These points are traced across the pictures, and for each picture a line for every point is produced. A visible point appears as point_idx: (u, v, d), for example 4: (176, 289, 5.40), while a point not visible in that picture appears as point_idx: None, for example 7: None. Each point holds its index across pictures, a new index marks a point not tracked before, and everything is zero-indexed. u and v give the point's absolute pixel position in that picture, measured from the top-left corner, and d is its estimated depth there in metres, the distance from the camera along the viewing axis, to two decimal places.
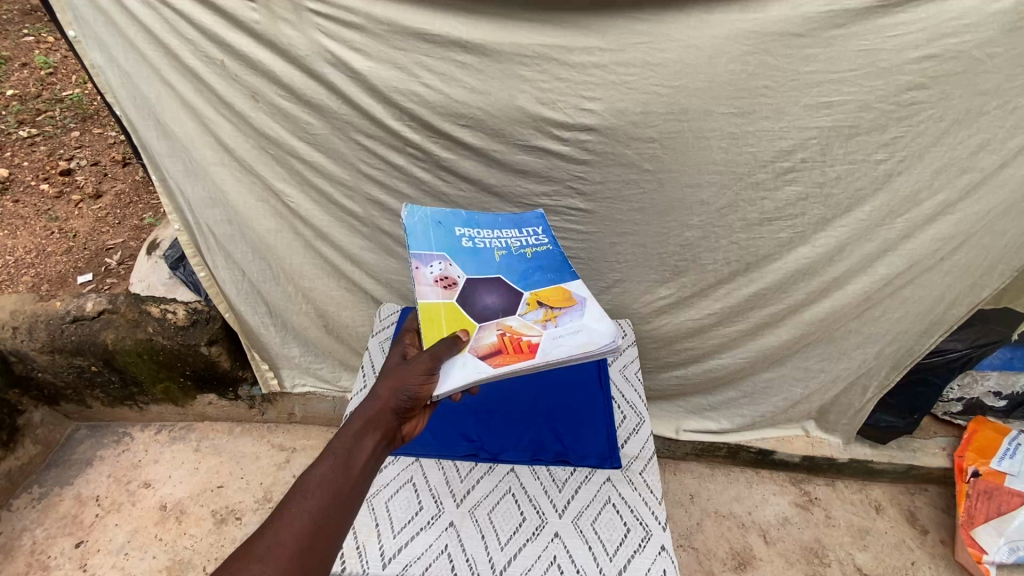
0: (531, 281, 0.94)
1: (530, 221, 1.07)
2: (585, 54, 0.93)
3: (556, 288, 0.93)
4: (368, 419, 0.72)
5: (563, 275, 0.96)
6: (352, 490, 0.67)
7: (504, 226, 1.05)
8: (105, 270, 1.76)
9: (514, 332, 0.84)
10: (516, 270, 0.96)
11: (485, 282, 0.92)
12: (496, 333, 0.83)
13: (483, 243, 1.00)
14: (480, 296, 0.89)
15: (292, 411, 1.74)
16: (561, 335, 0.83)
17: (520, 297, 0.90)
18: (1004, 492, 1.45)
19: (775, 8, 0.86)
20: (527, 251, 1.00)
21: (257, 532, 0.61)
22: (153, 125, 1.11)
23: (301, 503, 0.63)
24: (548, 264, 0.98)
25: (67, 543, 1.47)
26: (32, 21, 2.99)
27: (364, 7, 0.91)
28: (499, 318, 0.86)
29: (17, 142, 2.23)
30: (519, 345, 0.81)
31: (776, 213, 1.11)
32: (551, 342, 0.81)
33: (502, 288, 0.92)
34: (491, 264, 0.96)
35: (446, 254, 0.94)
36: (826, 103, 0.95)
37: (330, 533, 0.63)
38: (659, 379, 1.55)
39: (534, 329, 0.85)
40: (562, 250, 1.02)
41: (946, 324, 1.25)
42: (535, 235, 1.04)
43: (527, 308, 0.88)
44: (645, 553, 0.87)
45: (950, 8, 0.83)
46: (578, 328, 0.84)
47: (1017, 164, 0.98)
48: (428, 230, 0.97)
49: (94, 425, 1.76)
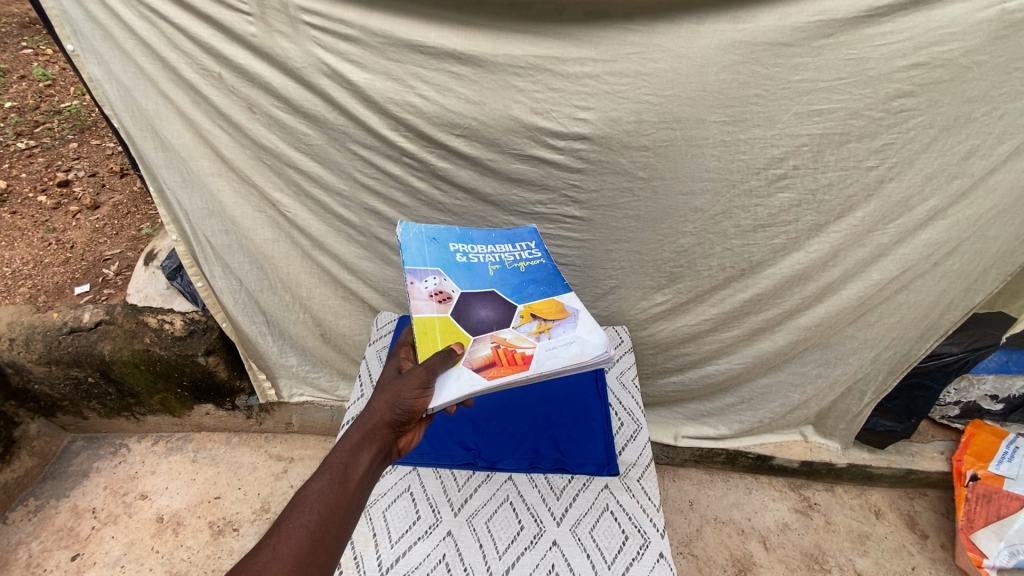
0: (525, 293, 0.95)
1: (523, 235, 1.08)
2: (577, 64, 0.94)
3: (550, 301, 0.94)
4: (364, 431, 0.72)
5: (557, 287, 0.97)
6: (350, 502, 0.66)
7: (498, 240, 1.06)
8: (103, 280, 1.75)
9: (508, 344, 0.84)
10: (510, 284, 0.96)
11: (479, 296, 0.93)
12: (491, 346, 0.84)
13: (477, 258, 1.00)
14: (474, 309, 0.90)
15: (291, 420, 1.74)
16: (555, 346, 0.83)
17: (514, 310, 0.91)
18: (1003, 495, 1.43)
19: (765, 18, 0.87)
20: (521, 265, 1.01)
21: (257, 546, 0.61)
22: (150, 137, 1.12)
23: (299, 517, 0.63)
24: (541, 277, 0.99)
25: (63, 556, 1.46)
26: (31, 34, 3.01)
27: (360, 20, 0.92)
28: (494, 331, 0.87)
29: (15, 154, 2.24)
30: (513, 357, 0.81)
31: (769, 220, 1.12)
32: (546, 354, 0.82)
33: (496, 301, 0.92)
34: (485, 279, 0.96)
35: (441, 269, 0.95)
36: (816, 111, 0.96)
37: (328, 545, 0.63)
38: (657, 386, 1.55)
39: (527, 341, 0.85)
40: (556, 264, 1.02)
41: (941, 328, 1.26)
42: (530, 249, 1.05)
43: (521, 321, 0.89)
44: (644, 560, 0.87)
45: (936, 17, 0.84)
46: (572, 339, 0.85)
47: (1008, 169, 0.99)
48: (423, 246, 0.98)
49: (90, 437, 1.76)
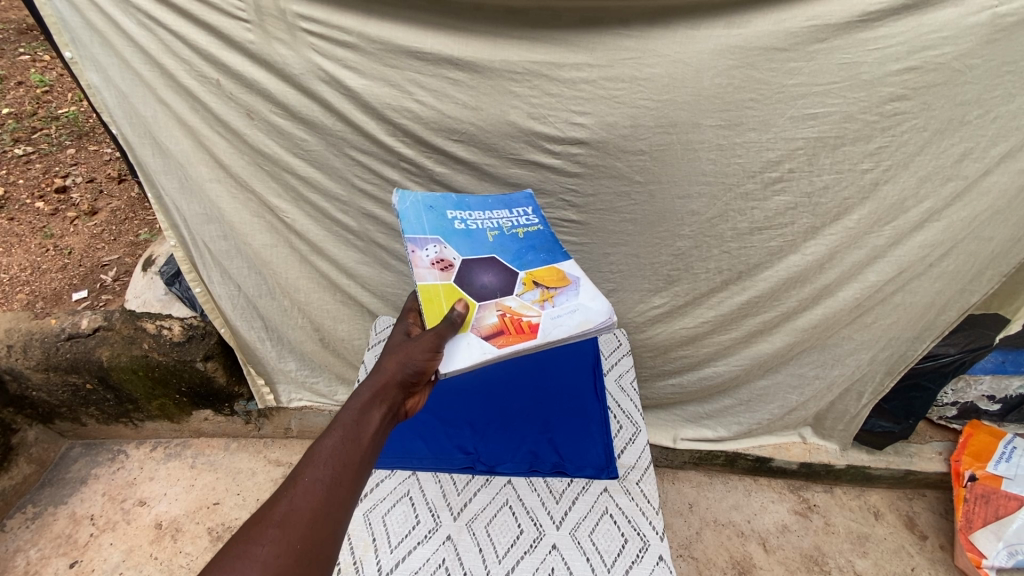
0: (525, 260, 0.94)
1: (519, 200, 1.07)
2: (574, 70, 0.95)
3: (550, 268, 0.94)
4: (374, 389, 0.72)
5: (556, 255, 0.97)
6: (365, 456, 0.65)
7: (495, 206, 1.05)
8: (100, 286, 1.76)
9: (514, 312, 0.84)
10: (509, 250, 0.96)
11: (481, 262, 0.92)
12: (497, 314, 0.83)
13: (476, 224, 0.99)
14: (478, 276, 0.89)
15: (289, 425, 1.73)
16: (559, 314, 0.84)
17: (516, 277, 0.90)
18: (1001, 496, 1.43)
19: (759, 23, 0.88)
20: (519, 231, 1.00)
21: (272, 499, 0.59)
22: (148, 143, 1.12)
23: (315, 471, 0.61)
24: (540, 244, 0.98)
25: (61, 563, 1.46)
26: (29, 40, 3.01)
27: (357, 26, 0.93)
28: (498, 299, 0.86)
29: (13, 161, 2.25)
30: (520, 325, 0.82)
31: (765, 222, 1.12)
32: (551, 323, 0.83)
33: (497, 268, 0.92)
34: (485, 245, 0.95)
35: (441, 237, 0.93)
36: (811, 115, 0.97)
37: (345, 498, 0.61)
38: (655, 388, 1.55)
39: (532, 309, 0.85)
40: (553, 231, 1.02)
41: (937, 328, 1.26)
42: (527, 216, 1.04)
43: (524, 288, 0.89)
44: (643, 563, 0.88)
45: (929, 22, 0.85)
46: (574, 307, 0.86)
47: (1001, 171, 1.00)
48: (421, 214, 0.96)
49: (88, 443, 1.75)
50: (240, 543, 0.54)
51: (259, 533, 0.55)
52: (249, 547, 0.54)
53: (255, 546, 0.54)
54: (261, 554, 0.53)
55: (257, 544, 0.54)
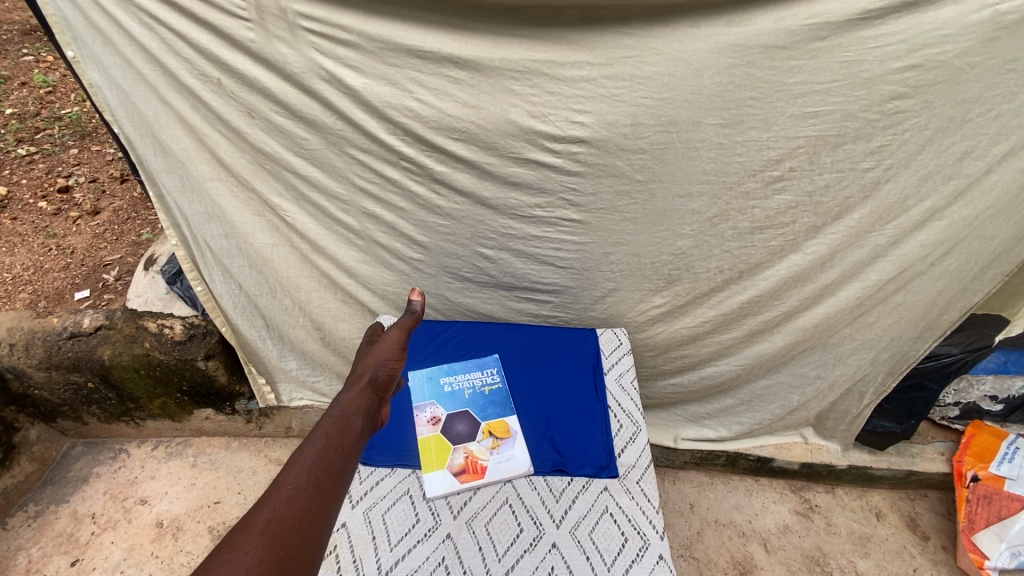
0: (486, 412, 1.12)
1: (489, 362, 1.23)
2: (574, 68, 0.95)
3: (503, 418, 1.11)
4: (344, 412, 0.76)
5: (510, 407, 1.13)
6: (342, 468, 0.67)
7: (469, 368, 1.21)
8: (103, 286, 1.77)
9: (474, 455, 1.04)
10: (477, 404, 1.13)
11: (458, 419, 1.10)
12: (462, 455, 1.04)
13: (457, 387, 1.17)
14: (455, 426, 1.09)
15: (290, 425, 1.73)
16: (501, 459, 1.03)
17: (479, 426, 1.09)
18: (1004, 496, 1.42)
19: (759, 22, 0.88)
20: (486, 389, 1.17)
21: (250, 512, 0.58)
22: (150, 142, 1.13)
23: (298, 477, 0.62)
24: (499, 399, 1.14)
25: (62, 562, 1.46)
26: (32, 41, 3.03)
27: (357, 25, 0.93)
28: (466, 443, 1.06)
29: (15, 160, 2.25)
30: (474, 468, 1.02)
31: (766, 222, 1.12)
32: (495, 466, 1.02)
33: (467, 422, 1.10)
34: (463, 402, 1.13)
35: (433, 398, 1.14)
36: (813, 113, 0.97)
37: (327, 505, 0.62)
38: (657, 388, 1.55)
39: (485, 454, 1.04)
40: (514, 388, 1.18)
41: (939, 328, 1.26)
42: (492, 375, 1.20)
43: (483, 435, 1.07)
44: (643, 562, 0.88)
45: (931, 19, 0.85)
46: (514, 454, 1.04)
47: (1002, 170, 0.99)
48: (419, 391, 1.16)
49: (90, 442, 1.76)
50: (221, 554, 0.53)
51: (245, 537, 0.54)
52: (231, 557, 0.53)
53: (239, 552, 0.53)
54: (244, 561, 0.52)
55: (240, 551, 0.53)
